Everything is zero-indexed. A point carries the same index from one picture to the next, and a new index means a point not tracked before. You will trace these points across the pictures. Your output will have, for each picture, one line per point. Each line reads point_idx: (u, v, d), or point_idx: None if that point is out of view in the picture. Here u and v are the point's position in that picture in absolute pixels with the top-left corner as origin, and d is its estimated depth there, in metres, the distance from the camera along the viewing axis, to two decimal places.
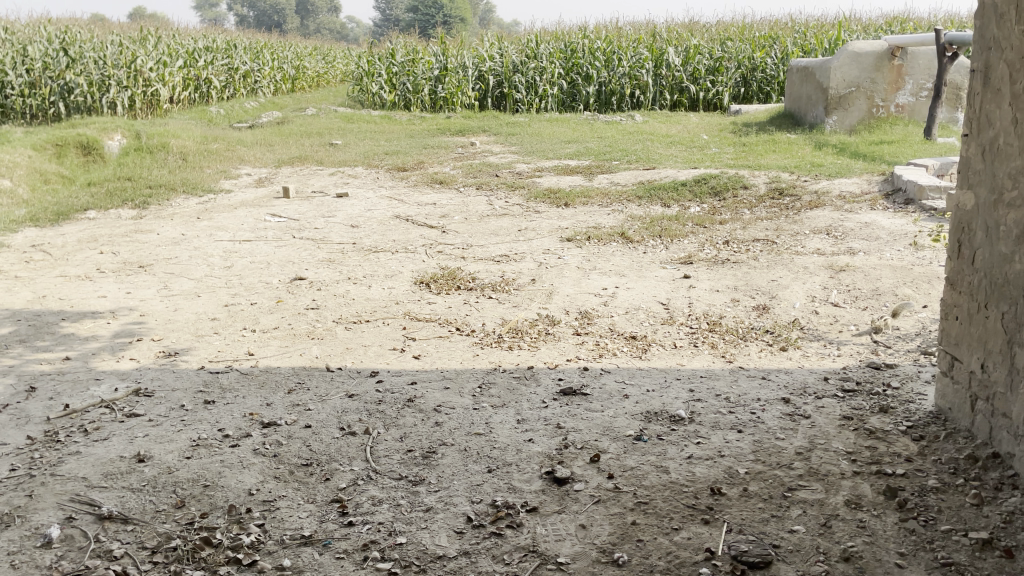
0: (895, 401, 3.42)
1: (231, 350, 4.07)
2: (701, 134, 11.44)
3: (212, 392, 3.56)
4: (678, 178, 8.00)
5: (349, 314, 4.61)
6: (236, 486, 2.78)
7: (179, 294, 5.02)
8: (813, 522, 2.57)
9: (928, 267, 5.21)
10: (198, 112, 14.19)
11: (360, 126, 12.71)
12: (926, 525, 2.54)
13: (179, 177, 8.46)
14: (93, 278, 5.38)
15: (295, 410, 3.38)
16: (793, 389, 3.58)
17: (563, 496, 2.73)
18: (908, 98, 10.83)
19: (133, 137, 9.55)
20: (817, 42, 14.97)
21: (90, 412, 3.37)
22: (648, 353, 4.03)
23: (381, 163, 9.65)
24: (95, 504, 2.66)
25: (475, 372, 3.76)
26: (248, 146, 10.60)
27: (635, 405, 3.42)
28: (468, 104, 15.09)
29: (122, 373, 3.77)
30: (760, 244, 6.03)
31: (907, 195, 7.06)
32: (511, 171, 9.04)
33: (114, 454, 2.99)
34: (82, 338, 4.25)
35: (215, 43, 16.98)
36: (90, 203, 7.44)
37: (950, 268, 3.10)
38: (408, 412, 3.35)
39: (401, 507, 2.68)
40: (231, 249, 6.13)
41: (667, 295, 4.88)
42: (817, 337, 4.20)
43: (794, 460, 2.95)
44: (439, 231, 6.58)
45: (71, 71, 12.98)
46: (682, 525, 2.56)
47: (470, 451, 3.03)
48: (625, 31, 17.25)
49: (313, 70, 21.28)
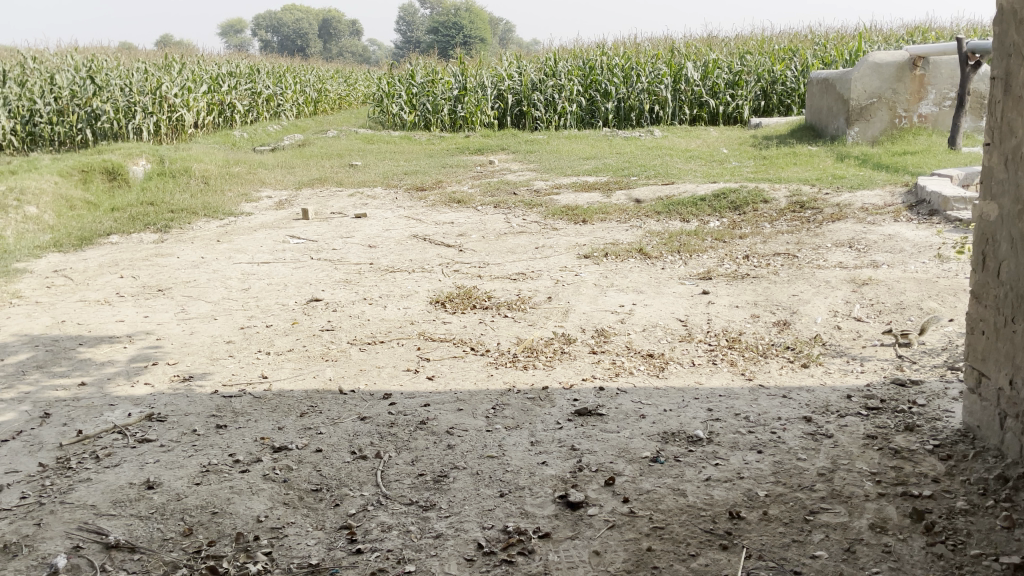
0: (921, 419, 3.32)
1: (245, 373, 4.05)
2: (721, 147, 11.35)
3: (224, 416, 3.54)
4: (698, 193, 7.92)
5: (364, 335, 4.58)
6: (245, 512, 2.75)
7: (196, 317, 5.02)
8: (835, 547, 2.48)
9: (954, 280, 5.09)
10: (222, 137, 14.35)
11: (379, 147, 12.76)
12: (955, 549, 2.44)
13: (200, 201, 8.53)
14: (113, 302, 5.40)
15: (306, 434, 3.34)
16: (815, 407, 3.49)
17: (576, 521, 2.66)
18: (931, 108, 10.69)
19: (156, 162, 9.64)
20: (837, 53, 14.85)
21: (103, 438, 3.35)
22: (665, 371, 3.95)
23: (400, 183, 9.67)
24: (102, 532, 2.63)
25: (489, 393, 3.70)
26: (270, 168, 10.68)
27: (652, 425, 3.34)
28: (487, 123, 15.12)
29: (137, 398, 3.76)
30: (781, 258, 5.94)
31: (932, 206, 6.93)
32: (529, 188, 9.02)
33: (124, 480, 2.97)
34: (98, 363, 4.25)
35: (238, 68, 17.21)
36: (113, 227, 7.51)
37: (975, 280, 3.01)
38: (421, 435, 3.30)
39: (411, 533, 2.63)
40: (249, 271, 6.14)
41: (685, 312, 4.81)
42: (839, 353, 4.10)
43: (817, 481, 2.86)
44: (456, 250, 6.56)
45: (98, 98, 13.14)
46: (698, 551, 2.48)
47: (482, 475, 2.97)
48: (644, 47, 17.25)
49: (335, 93, 21.48)
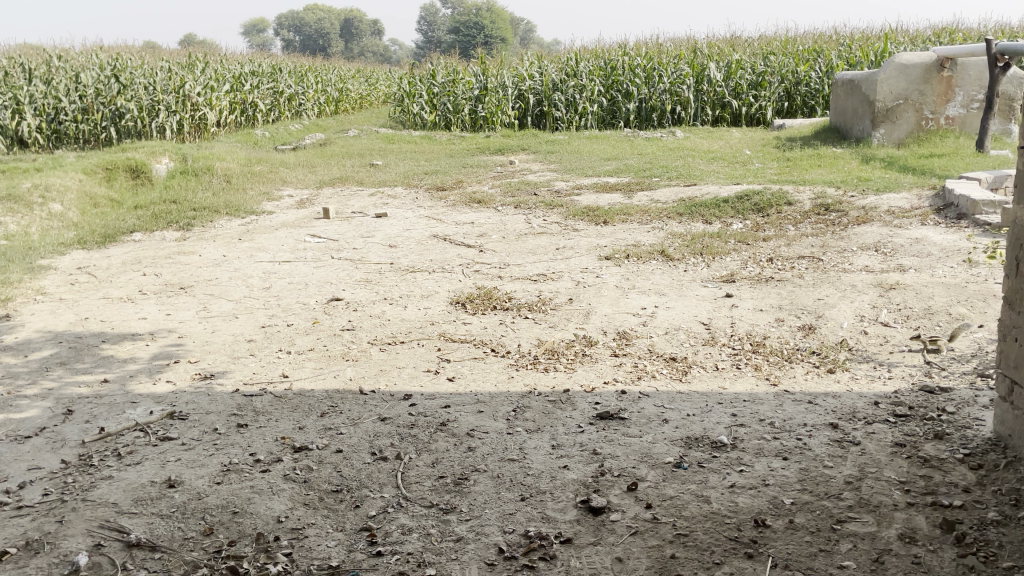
0: (951, 427, 3.25)
1: (266, 372, 4.05)
2: (744, 149, 11.26)
3: (245, 415, 3.53)
4: (720, 194, 7.85)
5: (385, 335, 4.57)
6: (265, 513, 2.74)
7: (218, 315, 5.03)
8: (863, 558, 2.43)
9: (984, 285, 5.00)
10: (244, 135, 14.43)
11: (400, 147, 12.76)
12: (987, 561, 2.38)
13: (222, 199, 8.57)
14: (135, 300, 5.43)
15: (327, 434, 3.33)
16: (841, 414, 3.43)
17: (598, 527, 2.63)
18: (959, 110, 10.54)
19: (179, 160, 9.70)
20: (863, 55, 14.69)
21: (125, 436, 3.36)
22: (688, 375, 3.91)
23: (420, 183, 9.67)
24: (124, 530, 2.64)
25: (510, 395, 3.67)
26: (291, 167, 10.71)
27: (675, 430, 3.30)
28: (507, 123, 15.10)
29: (158, 396, 3.77)
30: (805, 262, 5.86)
31: (960, 210, 6.83)
32: (550, 189, 8.99)
33: (146, 479, 2.97)
34: (120, 361, 4.27)
35: (261, 68, 17.30)
36: (136, 225, 7.56)
37: (1008, 287, 2.96)
38: (441, 436, 3.28)
39: (431, 536, 2.60)
40: (271, 270, 6.15)
41: (708, 315, 4.76)
42: (866, 358, 4.04)
43: (843, 490, 2.81)
44: (477, 251, 6.53)
45: (122, 96, 13.23)
46: (723, 560, 2.44)
47: (502, 478, 2.94)
48: (665, 48, 17.16)
49: (356, 93, 21.56)
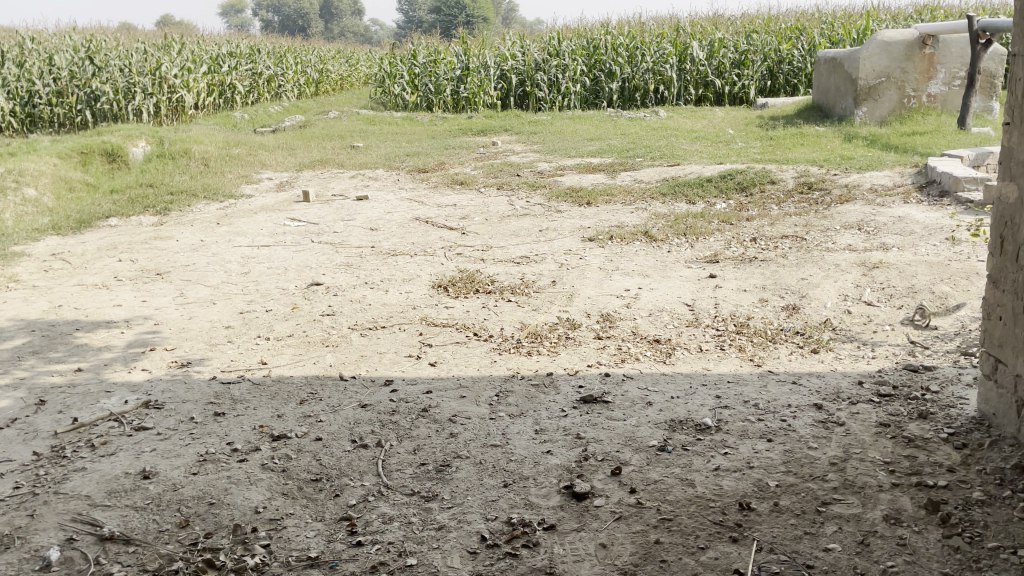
0: (935, 406, 3.24)
1: (244, 359, 3.98)
2: (727, 128, 11.23)
3: (222, 403, 3.47)
4: (704, 174, 7.81)
5: (366, 320, 4.50)
6: (243, 503, 2.69)
7: (195, 301, 4.94)
8: (849, 540, 2.41)
9: (966, 263, 5.00)
10: (223, 117, 14.23)
11: (381, 128, 12.63)
12: (972, 542, 2.36)
13: (200, 183, 8.44)
14: (110, 286, 5.32)
15: (306, 421, 3.28)
16: (825, 394, 3.41)
17: (582, 513, 2.59)
18: (940, 88, 10.54)
19: (156, 143, 9.55)
20: (845, 32, 14.65)
21: (98, 426, 3.29)
22: (672, 357, 3.87)
23: (402, 165, 9.56)
24: (96, 524, 2.58)
25: (492, 379, 3.63)
26: (270, 150, 10.56)
27: (659, 413, 3.27)
28: (490, 103, 14.98)
29: (133, 385, 3.69)
30: (789, 241, 5.84)
31: (942, 187, 6.83)
32: (532, 170, 8.92)
33: (119, 470, 2.91)
34: (95, 349, 4.18)
35: (239, 49, 17.04)
36: (112, 210, 7.43)
37: (993, 265, 2.94)
38: (423, 423, 3.23)
39: (413, 525, 2.56)
40: (250, 255, 6.06)
41: (692, 296, 4.72)
42: (850, 338, 4.02)
43: (828, 471, 2.79)
44: (459, 233, 6.46)
45: (97, 79, 13.01)
46: (708, 544, 2.41)
47: (485, 464, 2.90)
48: (648, 26, 17.05)
49: (336, 74, 21.33)
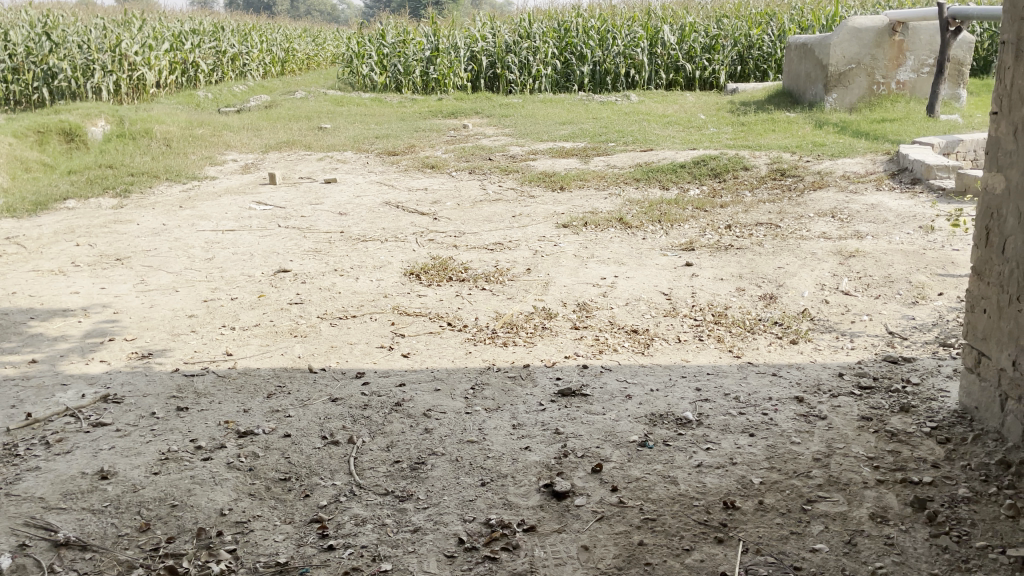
0: (917, 399, 3.21)
1: (208, 350, 3.83)
2: (698, 113, 11.18)
3: (185, 397, 3.32)
4: (677, 160, 7.75)
5: (335, 308, 4.37)
6: (207, 505, 2.56)
7: (156, 288, 4.76)
8: (836, 540, 2.36)
9: (941, 251, 4.99)
10: (186, 96, 13.87)
11: (350, 109, 12.39)
12: (959, 541, 2.32)
13: (162, 164, 8.19)
14: (67, 272, 5.12)
15: (274, 417, 3.15)
16: (806, 386, 3.36)
17: (563, 513, 2.51)
18: (909, 75, 10.57)
19: (116, 123, 9.23)
20: (814, 18, 14.67)
21: (53, 422, 3.12)
22: (651, 348, 3.80)
23: (371, 147, 9.38)
24: (51, 528, 2.43)
25: (467, 372, 3.52)
26: (235, 130, 10.29)
27: (639, 406, 3.20)
28: (460, 86, 14.78)
29: (91, 378, 3.53)
30: (763, 228, 5.80)
31: (914, 175, 6.84)
32: (505, 154, 8.80)
33: (75, 470, 2.75)
34: (50, 339, 4.00)
35: (202, 26, 16.63)
36: (70, 191, 7.17)
37: (977, 257, 2.89)
38: (396, 418, 3.12)
39: (386, 527, 2.45)
40: (213, 240, 5.87)
41: (668, 285, 4.65)
42: (828, 328, 3.98)
43: (813, 467, 2.73)
44: (430, 218, 6.32)
45: (55, 55, 12.60)
46: (693, 546, 2.34)
47: (461, 461, 2.80)
48: (620, 10, 16.94)
49: (302, 53, 20.93)
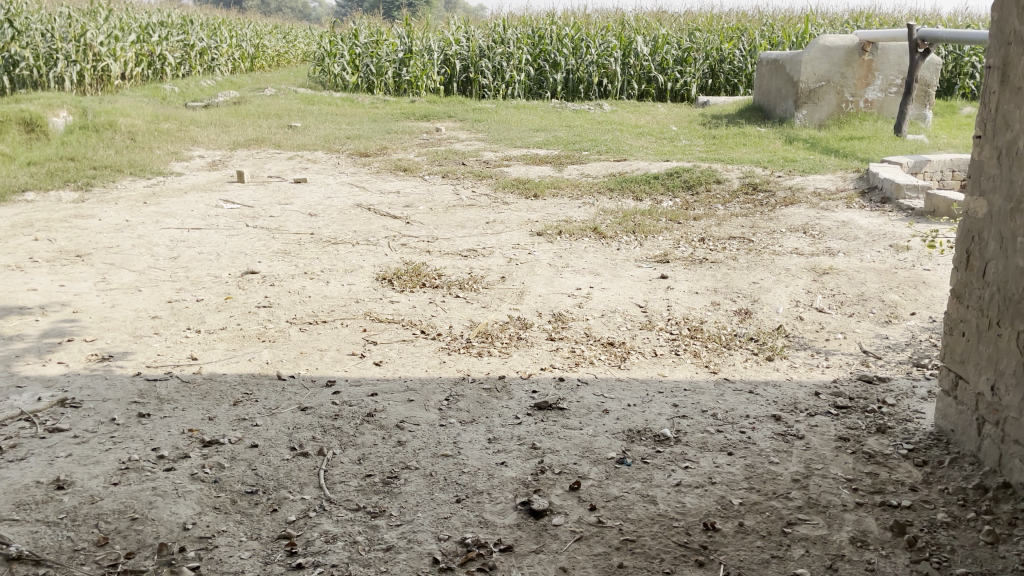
0: (892, 420, 3.20)
1: (172, 354, 3.70)
2: (670, 125, 11.23)
3: (148, 403, 3.20)
4: (650, 171, 7.74)
5: (305, 313, 4.26)
6: (169, 519, 2.45)
7: (118, 288, 4.60)
8: (816, 564, 2.32)
9: (912, 271, 5.03)
10: (152, 90, 13.58)
11: (320, 108, 12.22)
12: (940, 568, 2.30)
13: (126, 158, 7.97)
14: (25, 268, 4.93)
15: (240, 425, 3.04)
16: (783, 405, 3.34)
17: (540, 533, 2.44)
18: (877, 94, 10.69)
19: (79, 114, 8.98)
20: (785, 35, 14.84)
21: (7, 427, 2.98)
22: (627, 362, 3.75)
23: (342, 147, 9.24)
24: (2, 541, 2.30)
25: (441, 382, 3.44)
26: (202, 126, 10.07)
27: (616, 422, 3.14)
28: (433, 88, 14.69)
29: (48, 381, 3.38)
30: (736, 242, 5.81)
31: (884, 194, 6.90)
32: (478, 159, 8.72)
33: (29, 479, 2.62)
34: (5, 338, 3.83)
35: (170, 18, 16.32)
36: (28, 183, 6.93)
37: (956, 280, 2.89)
38: (368, 429, 3.03)
39: (358, 545, 2.37)
40: (179, 238, 5.71)
41: (644, 297, 4.62)
42: (804, 346, 3.97)
43: (791, 488, 2.71)
44: (403, 222, 6.22)
45: (17, 43, 12.25)
46: (674, 569, 2.29)
47: (436, 476, 2.72)
48: (594, 19, 17.00)
49: (272, 50, 20.68)
